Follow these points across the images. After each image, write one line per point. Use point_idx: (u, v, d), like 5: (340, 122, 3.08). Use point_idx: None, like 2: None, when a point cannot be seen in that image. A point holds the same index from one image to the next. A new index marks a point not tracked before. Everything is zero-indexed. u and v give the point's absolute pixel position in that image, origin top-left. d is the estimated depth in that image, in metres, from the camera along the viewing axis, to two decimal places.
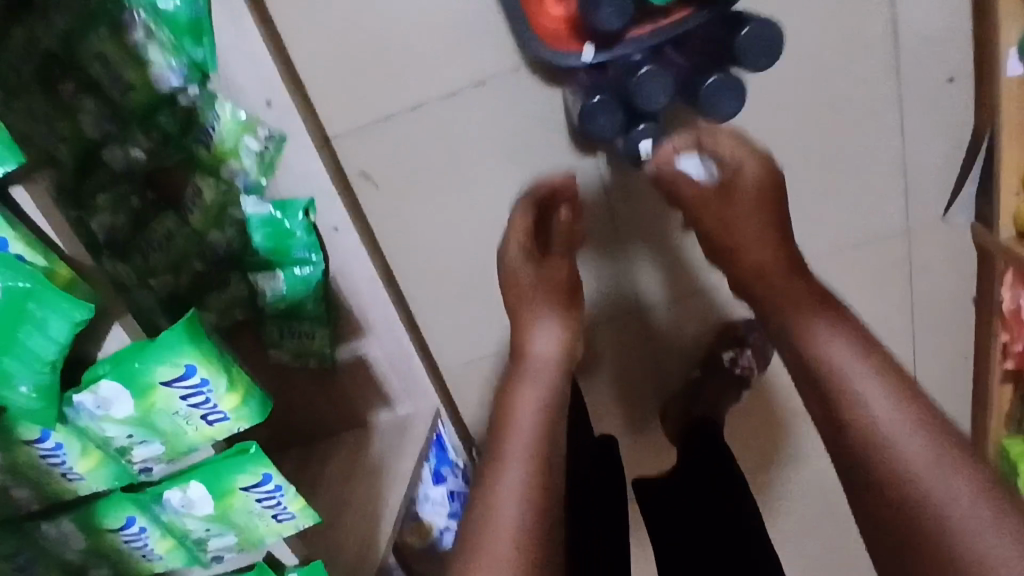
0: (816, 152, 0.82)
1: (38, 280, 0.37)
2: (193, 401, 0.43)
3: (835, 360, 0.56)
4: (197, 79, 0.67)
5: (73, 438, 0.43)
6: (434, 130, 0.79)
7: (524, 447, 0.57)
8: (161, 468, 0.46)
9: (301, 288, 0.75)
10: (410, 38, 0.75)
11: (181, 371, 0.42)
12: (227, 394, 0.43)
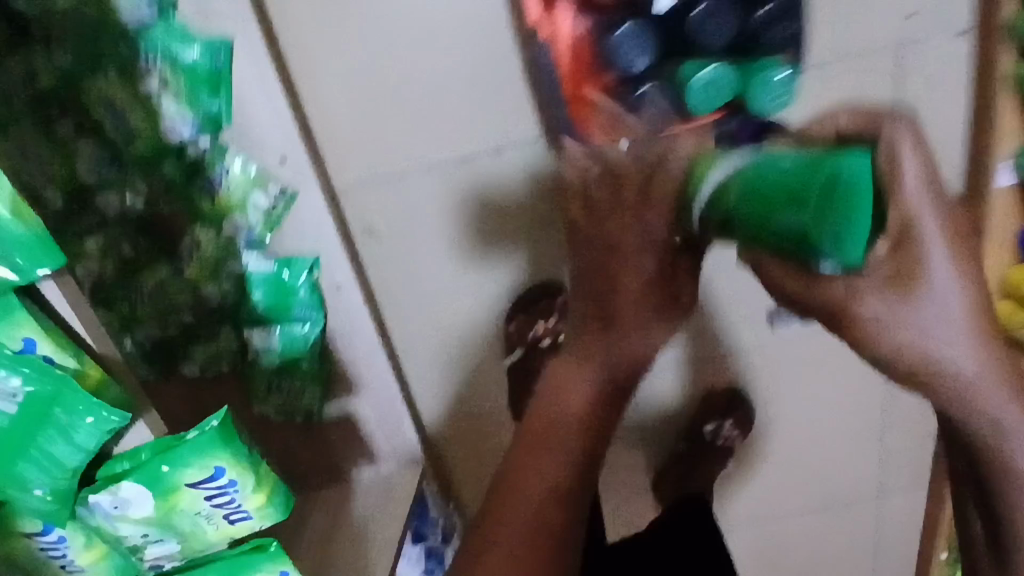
0: None
1: (63, 385, 0.36)
2: (218, 501, 0.41)
3: (949, 368, 0.50)
4: (213, 130, 0.64)
5: (79, 533, 0.41)
6: (445, 190, 0.78)
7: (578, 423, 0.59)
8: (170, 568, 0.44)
9: (298, 341, 0.73)
10: (432, 101, 0.73)
11: (210, 472, 0.40)
12: (254, 494, 0.42)
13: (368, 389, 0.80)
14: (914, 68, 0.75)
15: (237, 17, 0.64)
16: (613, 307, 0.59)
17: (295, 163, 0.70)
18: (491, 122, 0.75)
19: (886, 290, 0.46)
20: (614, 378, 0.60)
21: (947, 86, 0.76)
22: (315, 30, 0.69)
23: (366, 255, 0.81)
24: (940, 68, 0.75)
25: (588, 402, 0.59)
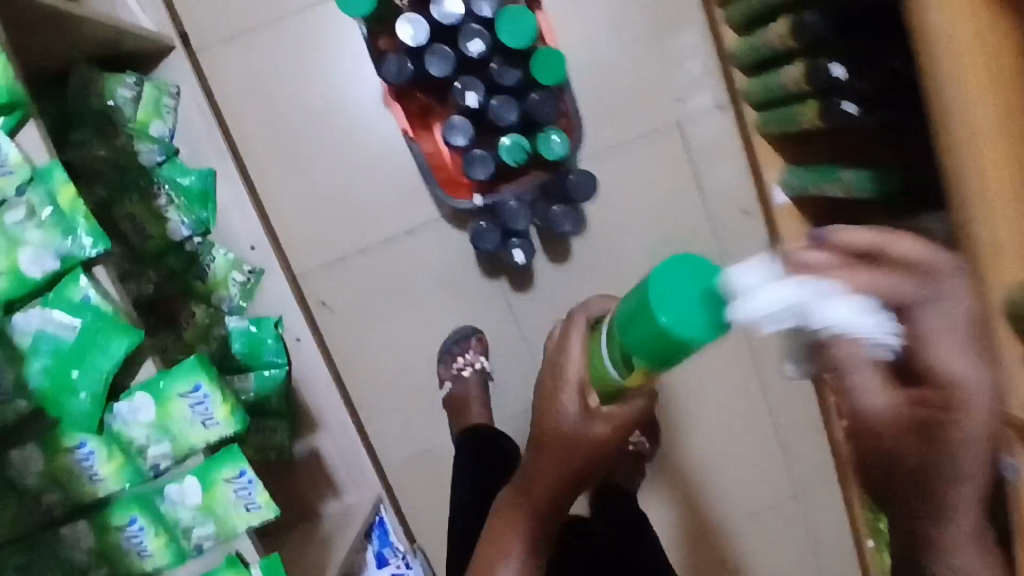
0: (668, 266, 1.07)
1: (102, 316, 0.59)
2: (197, 408, 0.63)
3: (979, 419, 0.45)
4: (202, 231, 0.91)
5: (104, 444, 0.62)
6: (373, 263, 1.04)
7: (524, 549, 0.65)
8: (168, 466, 0.65)
9: (267, 384, 0.93)
10: (357, 201, 1.02)
11: (192, 385, 0.63)
12: (221, 405, 0.64)
13: (326, 426, 1.01)
14: (698, 133, 1.04)
15: (213, 153, 0.94)
16: (551, 480, 0.63)
17: (260, 250, 0.97)
18: (399, 208, 1.03)
19: (883, 391, 0.46)
20: (549, 522, 0.65)
21: (727, 143, 1.05)
22: (266, 160, 1.00)
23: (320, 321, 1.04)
24: (718, 132, 1.05)
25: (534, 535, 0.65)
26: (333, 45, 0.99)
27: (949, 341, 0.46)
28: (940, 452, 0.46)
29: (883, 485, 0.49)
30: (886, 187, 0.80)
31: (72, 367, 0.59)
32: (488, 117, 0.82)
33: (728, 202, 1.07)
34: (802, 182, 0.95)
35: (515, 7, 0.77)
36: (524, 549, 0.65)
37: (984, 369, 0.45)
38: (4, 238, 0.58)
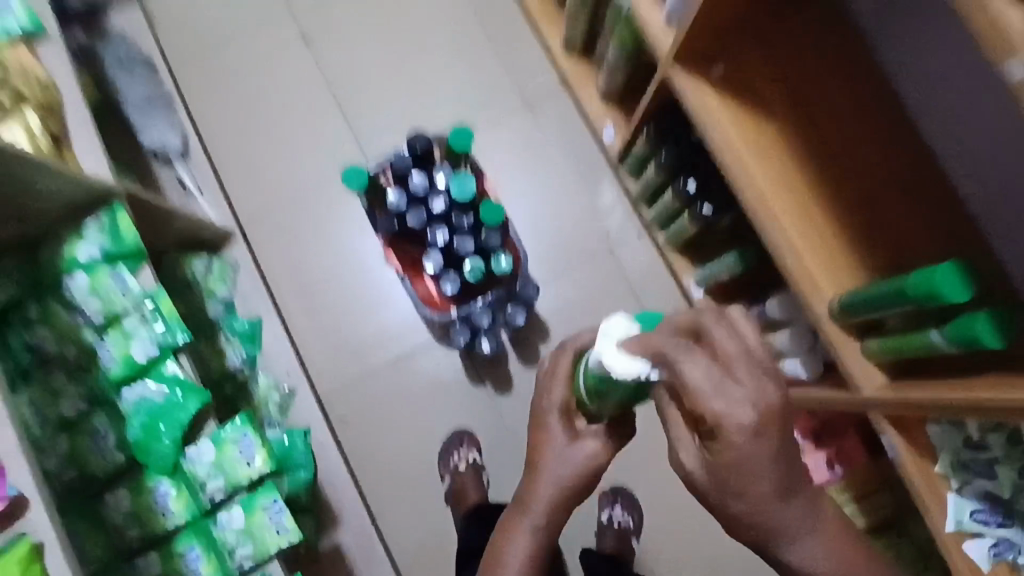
0: None
1: (182, 383, 0.86)
2: (244, 451, 0.88)
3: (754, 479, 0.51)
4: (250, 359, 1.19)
5: (177, 484, 0.85)
6: (380, 379, 1.31)
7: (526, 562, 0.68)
8: (222, 498, 0.88)
9: (295, 480, 1.13)
10: (368, 334, 1.32)
11: (240, 434, 0.88)
12: (261, 449, 0.89)
13: (346, 519, 1.19)
14: (624, 254, 1.35)
15: (260, 303, 1.27)
16: (545, 499, 0.66)
17: (293, 372, 1.25)
18: (399, 334, 1.32)
19: (696, 447, 0.53)
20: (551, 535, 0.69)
21: (647, 258, 1.35)
22: (297, 308, 1.32)
23: (340, 433, 1.29)
24: (639, 251, 1.35)
25: (533, 548, 0.68)
26: (344, 220, 1.34)
27: (721, 400, 0.45)
28: (734, 469, 0.50)
29: (728, 495, 0.54)
30: (749, 260, 1.07)
31: (160, 423, 0.85)
32: (451, 251, 1.13)
33: (657, 302, 1.34)
34: (702, 276, 1.22)
35: (462, 175, 1.12)
36: (526, 563, 0.69)
37: (746, 408, 0.45)
38: (122, 336, 0.87)
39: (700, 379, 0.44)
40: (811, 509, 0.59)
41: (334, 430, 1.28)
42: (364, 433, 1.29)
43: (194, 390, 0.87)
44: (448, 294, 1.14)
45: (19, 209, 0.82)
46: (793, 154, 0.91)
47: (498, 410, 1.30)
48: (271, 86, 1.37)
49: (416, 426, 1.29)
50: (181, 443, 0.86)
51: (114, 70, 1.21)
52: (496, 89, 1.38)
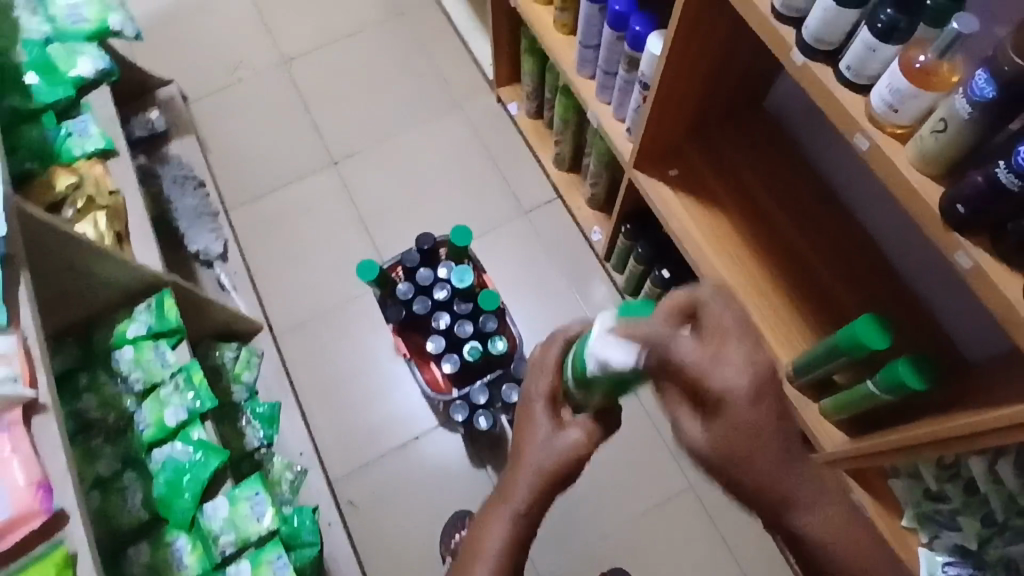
0: (616, 441, 1.37)
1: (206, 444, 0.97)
2: (255, 507, 0.97)
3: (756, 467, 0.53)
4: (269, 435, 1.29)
5: (194, 538, 0.94)
6: (387, 465, 1.38)
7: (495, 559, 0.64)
8: (231, 552, 0.95)
9: (302, 553, 1.19)
10: (378, 419, 1.41)
11: (252, 491, 0.98)
12: (271, 506, 0.98)
13: None
14: None
15: (280, 390, 1.39)
16: (527, 485, 0.64)
17: (306, 454, 1.34)
18: (405, 421, 1.41)
19: (701, 424, 0.51)
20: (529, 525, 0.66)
21: None
22: (314, 394, 1.43)
23: (347, 515, 1.35)
24: None
25: (509, 534, 0.64)
26: (360, 315, 1.49)
27: (721, 373, 0.47)
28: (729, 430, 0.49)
29: (755, 496, 0.55)
30: None
31: (183, 479, 0.95)
32: (452, 334, 1.26)
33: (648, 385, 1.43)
34: None
35: (461, 267, 1.28)
36: (501, 555, 0.64)
37: (746, 377, 0.47)
38: (157, 403, 0.99)
39: (693, 356, 0.46)
40: (819, 498, 0.56)
41: (343, 511, 1.35)
42: (371, 514, 1.35)
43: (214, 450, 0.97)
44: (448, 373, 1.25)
45: (84, 291, 0.99)
46: (749, 233, 1.02)
47: None
48: (304, 203, 1.58)
49: (421, 508, 1.36)
50: (198, 500, 0.95)
51: (167, 189, 1.45)
52: (500, 201, 1.58)
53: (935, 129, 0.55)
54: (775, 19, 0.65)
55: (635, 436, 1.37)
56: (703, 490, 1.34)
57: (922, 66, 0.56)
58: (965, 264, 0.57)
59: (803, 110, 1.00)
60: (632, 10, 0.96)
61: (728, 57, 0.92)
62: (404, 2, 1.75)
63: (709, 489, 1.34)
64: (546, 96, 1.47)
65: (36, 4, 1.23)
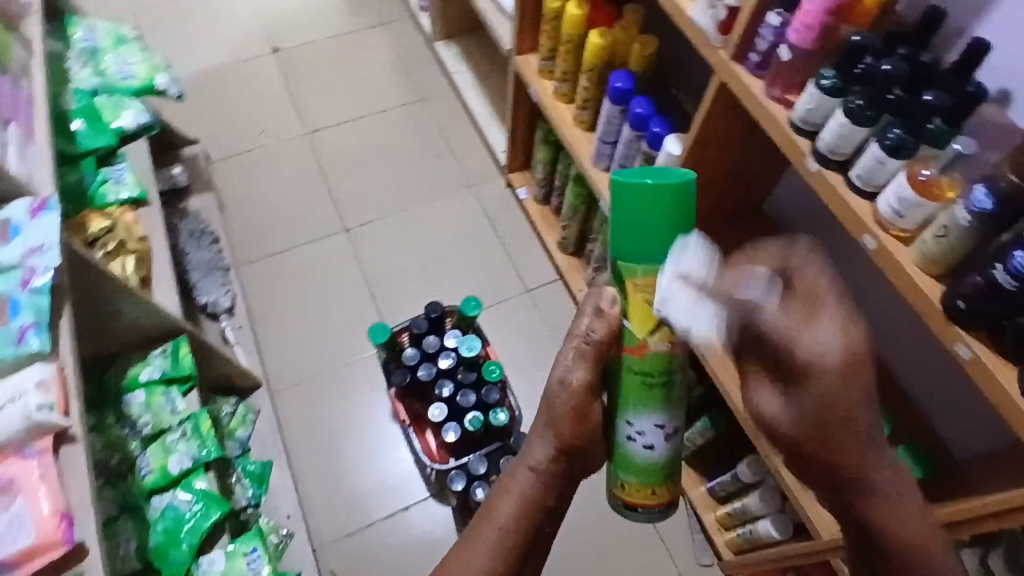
0: (607, 524, 1.37)
1: (209, 494, 0.96)
2: (253, 564, 0.95)
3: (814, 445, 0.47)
4: (259, 489, 1.28)
5: None
6: (374, 535, 1.35)
7: (494, 549, 0.59)
8: None
9: None
10: (369, 486, 1.39)
11: (251, 547, 0.96)
12: (269, 564, 0.96)
13: None
14: None
15: (272, 448, 1.40)
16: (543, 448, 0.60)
17: (294, 518, 1.34)
18: (396, 490, 1.39)
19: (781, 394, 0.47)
20: (551, 495, 0.61)
21: None
22: (305, 456, 1.41)
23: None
24: None
25: (523, 504, 0.60)
26: (359, 379, 1.50)
27: (807, 335, 0.43)
28: (817, 399, 0.44)
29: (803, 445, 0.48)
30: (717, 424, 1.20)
31: (182, 530, 0.93)
32: (454, 403, 1.28)
33: None
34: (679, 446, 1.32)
35: (469, 337, 1.32)
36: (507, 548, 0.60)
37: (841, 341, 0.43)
38: (161, 449, 0.98)
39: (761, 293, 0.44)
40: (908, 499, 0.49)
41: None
42: None
43: (218, 503, 0.96)
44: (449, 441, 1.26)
45: (106, 330, 1.01)
46: None
47: None
48: (313, 266, 1.62)
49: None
50: (196, 549, 0.93)
51: (185, 242, 1.52)
52: (504, 279, 1.64)
53: (937, 235, 0.63)
54: (793, 131, 0.74)
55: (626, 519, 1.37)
56: None
57: (924, 181, 0.65)
58: (966, 356, 0.63)
59: (799, 212, 1.09)
60: (652, 113, 1.08)
61: (736, 159, 1.02)
62: (426, 90, 1.88)
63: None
64: (555, 184, 1.57)
65: (88, 57, 1.30)
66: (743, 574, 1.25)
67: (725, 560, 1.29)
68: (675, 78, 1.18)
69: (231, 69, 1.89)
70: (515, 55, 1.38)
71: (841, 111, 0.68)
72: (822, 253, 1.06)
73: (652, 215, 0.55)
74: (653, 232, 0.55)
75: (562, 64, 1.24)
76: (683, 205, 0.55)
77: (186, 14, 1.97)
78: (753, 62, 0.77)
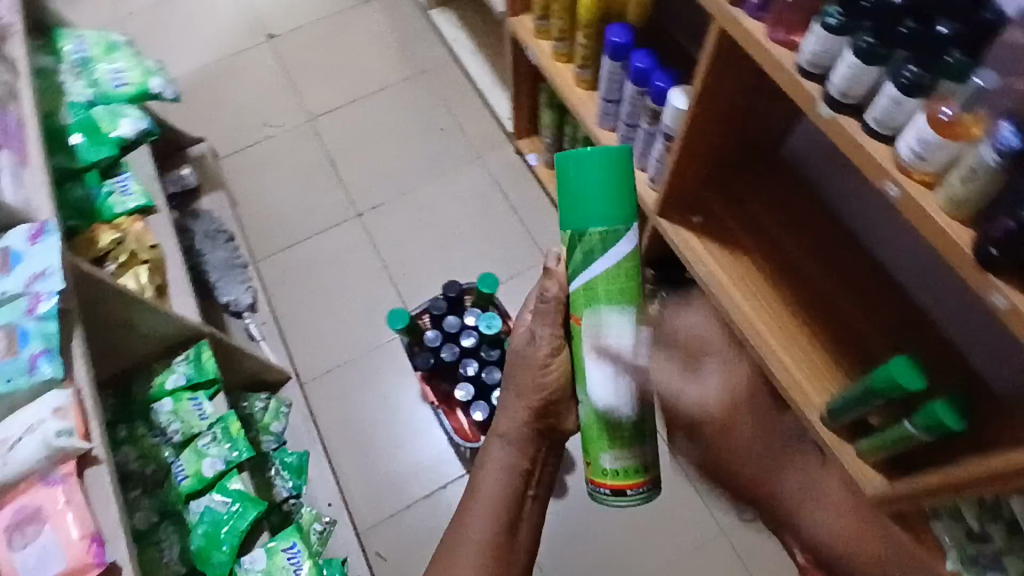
0: None
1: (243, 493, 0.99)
2: (290, 555, 0.98)
3: None
4: (297, 478, 1.30)
5: None
6: (415, 515, 1.37)
7: (488, 509, 0.72)
8: None
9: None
10: (407, 468, 1.41)
11: (289, 543, 0.99)
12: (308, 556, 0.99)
13: None
14: None
15: (307, 439, 1.41)
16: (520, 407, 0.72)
17: (334, 505, 1.35)
18: (432, 469, 1.41)
19: None
20: (523, 456, 0.75)
21: None
22: (340, 443, 1.43)
23: (372, 561, 1.34)
24: None
25: (503, 472, 0.73)
26: (387, 363, 1.50)
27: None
28: None
29: None
30: None
31: (221, 530, 0.96)
32: (479, 381, 1.28)
33: None
34: None
35: (488, 314, 1.30)
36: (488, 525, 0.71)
37: None
38: (195, 455, 1.01)
39: None
40: None
41: (370, 556, 1.34)
42: (393, 562, 1.34)
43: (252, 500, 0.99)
44: (477, 420, 1.27)
45: (126, 343, 1.02)
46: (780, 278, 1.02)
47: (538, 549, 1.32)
48: (331, 255, 1.62)
49: None
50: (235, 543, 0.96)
51: (200, 243, 1.52)
52: (520, 250, 1.61)
53: (964, 177, 0.59)
54: (801, 75, 0.69)
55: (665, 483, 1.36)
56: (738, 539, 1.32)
57: (947, 119, 0.60)
58: (1001, 305, 0.59)
59: (818, 157, 1.04)
60: (654, 67, 1.01)
61: (747, 108, 0.96)
62: (426, 62, 1.83)
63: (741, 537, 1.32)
64: (565, 148, 1.52)
65: (80, 68, 1.29)
66: None
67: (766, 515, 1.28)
68: (676, 24, 1.11)
69: (228, 62, 1.87)
70: (509, 18, 1.32)
71: (850, 51, 0.64)
72: (848, 200, 1.01)
73: (584, 183, 0.66)
74: (589, 199, 0.66)
75: (557, 23, 1.18)
76: (623, 173, 0.66)
77: (179, 11, 1.94)
78: (753, 4, 0.72)
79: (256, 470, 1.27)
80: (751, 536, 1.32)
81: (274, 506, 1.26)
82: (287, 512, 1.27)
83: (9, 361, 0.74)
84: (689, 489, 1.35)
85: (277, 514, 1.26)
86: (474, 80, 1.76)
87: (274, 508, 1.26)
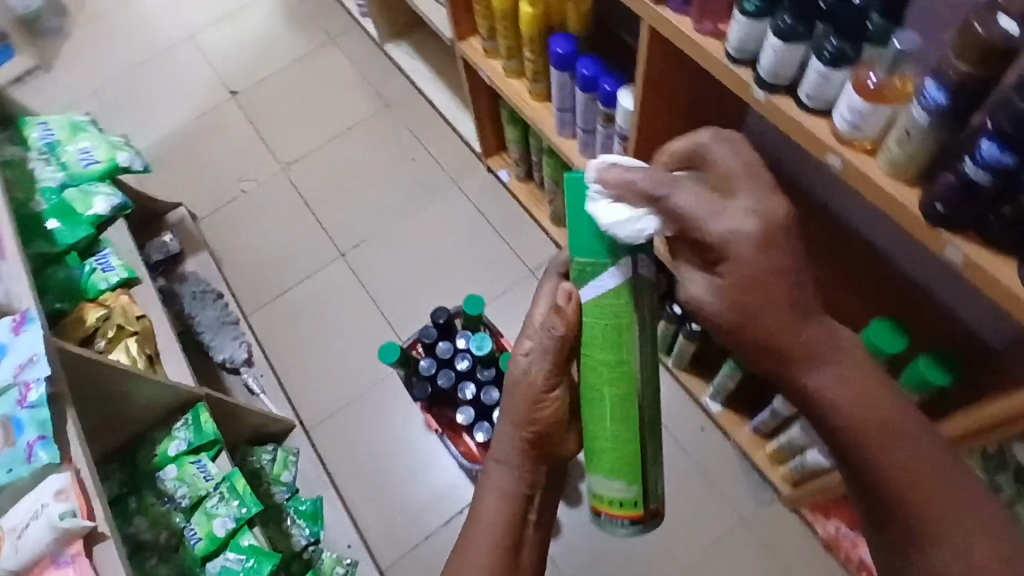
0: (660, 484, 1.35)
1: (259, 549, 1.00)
2: None
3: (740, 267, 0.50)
4: (313, 524, 1.30)
5: None
6: (436, 543, 1.37)
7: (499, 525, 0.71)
8: None
9: None
10: (423, 497, 1.41)
11: None
12: None
13: None
14: None
15: (320, 484, 1.39)
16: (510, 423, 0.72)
17: (354, 546, 1.34)
18: (448, 496, 1.41)
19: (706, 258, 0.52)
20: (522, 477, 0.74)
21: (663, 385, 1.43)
22: (353, 483, 1.44)
23: None
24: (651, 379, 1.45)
25: (502, 496, 0.73)
26: (389, 398, 1.51)
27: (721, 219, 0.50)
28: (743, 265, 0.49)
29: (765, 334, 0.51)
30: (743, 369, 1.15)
31: None
32: (480, 402, 1.28)
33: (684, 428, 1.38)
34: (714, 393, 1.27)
35: (479, 335, 1.31)
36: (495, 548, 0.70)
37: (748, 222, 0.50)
38: (205, 516, 1.02)
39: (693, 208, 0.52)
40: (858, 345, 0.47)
41: None
42: None
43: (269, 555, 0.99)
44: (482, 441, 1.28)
45: (123, 416, 1.03)
46: None
47: (559, 560, 1.31)
48: (319, 297, 1.63)
49: None
50: None
51: (189, 306, 1.53)
52: (506, 266, 1.62)
53: (900, 140, 0.60)
54: (731, 64, 0.71)
55: (677, 475, 1.36)
56: (758, 522, 1.31)
57: (875, 86, 0.61)
58: (957, 258, 0.60)
59: (774, 135, 1.05)
60: (600, 72, 1.03)
61: (696, 98, 0.97)
62: (389, 95, 1.86)
63: (762, 520, 1.31)
64: (533, 160, 1.54)
65: (48, 153, 1.31)
66: (803, 504, 1.23)
67: (783, 493, 1.27)
68: (618, 27, 1.13)
69: (195, 124, 1.89)
70: (458, 43, 1.34)
71: (772, 33, 0.65)
72: (808, 173, 1.02)
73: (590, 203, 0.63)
74: (580, 228, 0.63)
75: (503, 40, 1.20)
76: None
77: (142, 82, 1.98)
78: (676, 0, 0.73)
79: (268, 523, 1.27)
80: (773, 517, 1.31)
81: (293, 557, 1.26)
82: (308, 560, 1.27)
83: (6, 453, 0.75)
84: (703, 480, 1.35)
85: (299, 563, 1.26)
86: (436, 105, 1.77)
87: (293, 558, 1.26)
